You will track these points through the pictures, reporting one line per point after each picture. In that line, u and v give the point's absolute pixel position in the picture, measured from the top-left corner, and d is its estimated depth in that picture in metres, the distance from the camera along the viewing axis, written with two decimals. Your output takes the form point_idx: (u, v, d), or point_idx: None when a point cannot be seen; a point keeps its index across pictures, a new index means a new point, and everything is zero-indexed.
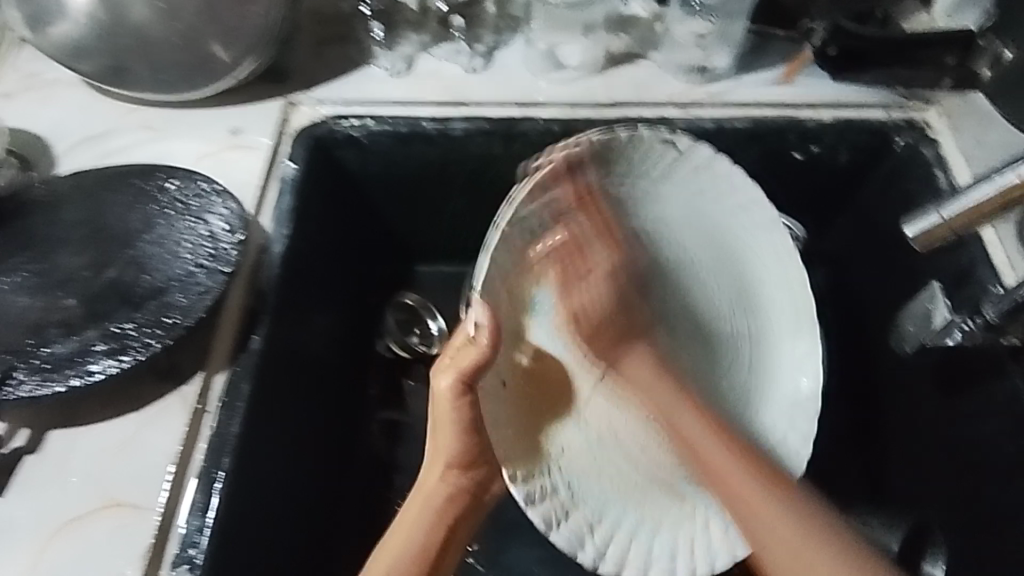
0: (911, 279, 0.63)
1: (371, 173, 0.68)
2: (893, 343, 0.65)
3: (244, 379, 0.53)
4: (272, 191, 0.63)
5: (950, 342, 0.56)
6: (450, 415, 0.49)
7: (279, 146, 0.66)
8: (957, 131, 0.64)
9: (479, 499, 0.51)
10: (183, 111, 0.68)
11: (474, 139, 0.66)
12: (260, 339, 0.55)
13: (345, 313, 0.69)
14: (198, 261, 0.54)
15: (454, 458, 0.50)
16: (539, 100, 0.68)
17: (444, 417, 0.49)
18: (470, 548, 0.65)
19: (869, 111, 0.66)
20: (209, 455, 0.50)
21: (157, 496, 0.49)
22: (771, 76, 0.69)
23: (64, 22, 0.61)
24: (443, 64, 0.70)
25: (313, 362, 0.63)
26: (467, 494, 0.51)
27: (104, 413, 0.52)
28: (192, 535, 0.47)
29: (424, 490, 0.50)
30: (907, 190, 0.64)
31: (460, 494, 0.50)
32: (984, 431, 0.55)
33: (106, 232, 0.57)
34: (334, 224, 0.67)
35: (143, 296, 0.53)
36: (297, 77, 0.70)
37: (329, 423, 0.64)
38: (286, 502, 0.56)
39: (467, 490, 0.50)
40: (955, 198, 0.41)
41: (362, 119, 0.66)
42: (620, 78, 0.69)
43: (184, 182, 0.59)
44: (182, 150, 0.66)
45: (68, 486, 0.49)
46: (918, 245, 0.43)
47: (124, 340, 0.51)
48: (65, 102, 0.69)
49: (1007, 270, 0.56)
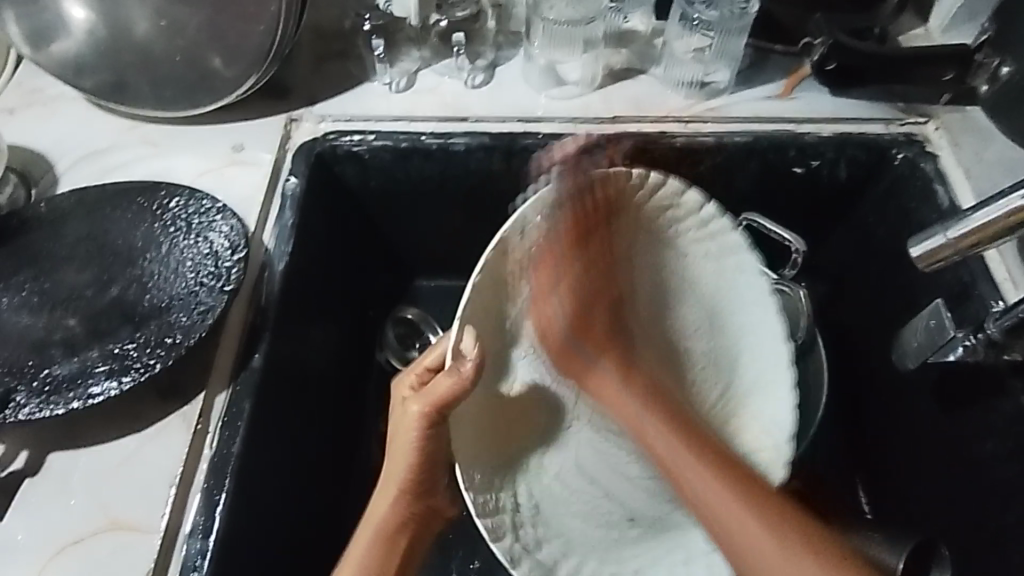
0: (912, 294, 0.63)
1: (372, 188, 0.68)
2: (895, 359, 0.64)
3: (245, 399, 0.52)
4: (273, 208, 0.63)
5: (952, 357, 0.57)
6: (411, 443, 0.47)
7: (280, 163, 0.66)
8: (956, 146, 0.64)
9: (428, 524, 0.52)
10: (183, 127, 0.68)
11: (475, 154, 0.67)
12: (262, 357, 0.54)
13: (345, 330, 0.69)
14: (200, 280, 0.54)
15: (411, 464, 0.48)
16: (540, 115, 0.68)
17: (408, 438, 0.47)
18: (471, 565, 0.64)
19: (868, 125, 0.67)
20: (210, 477, 0.50)
21: (157, 518, 0.48)
22: (771, 91, 0.70)
23: (66, 40, 0.61)
24: (443, 79, 0.71)
25: (313, 379, 0.62)
26: (413, 521, 0.50)
27: (105, 434, 0.52)
28: (194, 557, 0.47)
29: (377, 500, 0.50)
30: (907, 203, 0.64)
31: (411, 519, 0.50)
32: (989, 447, 0.55)
33: (109, 249, 0.57)
34: (334, 239, 0.67)
35: (145, 315, 0.53)
36: (298, 92, 0.70)
37: (325, 439, 0.63)
38: (286, 518, 0.56)
39: (417, 516, 0.50)
40: (961, 218, 0.41)
41: (363, 136, 0.66)
42: (622, 93, 0.70)
43: (185, 200, 0.58)
44: (184, 166, 0.66)
45: (69, 508, 0.49)
46: (921, 265, 0.43)
47: (126, 360, 0.50)
48: (66, 118, 0.69)
49: (1009, 287, 0.57)
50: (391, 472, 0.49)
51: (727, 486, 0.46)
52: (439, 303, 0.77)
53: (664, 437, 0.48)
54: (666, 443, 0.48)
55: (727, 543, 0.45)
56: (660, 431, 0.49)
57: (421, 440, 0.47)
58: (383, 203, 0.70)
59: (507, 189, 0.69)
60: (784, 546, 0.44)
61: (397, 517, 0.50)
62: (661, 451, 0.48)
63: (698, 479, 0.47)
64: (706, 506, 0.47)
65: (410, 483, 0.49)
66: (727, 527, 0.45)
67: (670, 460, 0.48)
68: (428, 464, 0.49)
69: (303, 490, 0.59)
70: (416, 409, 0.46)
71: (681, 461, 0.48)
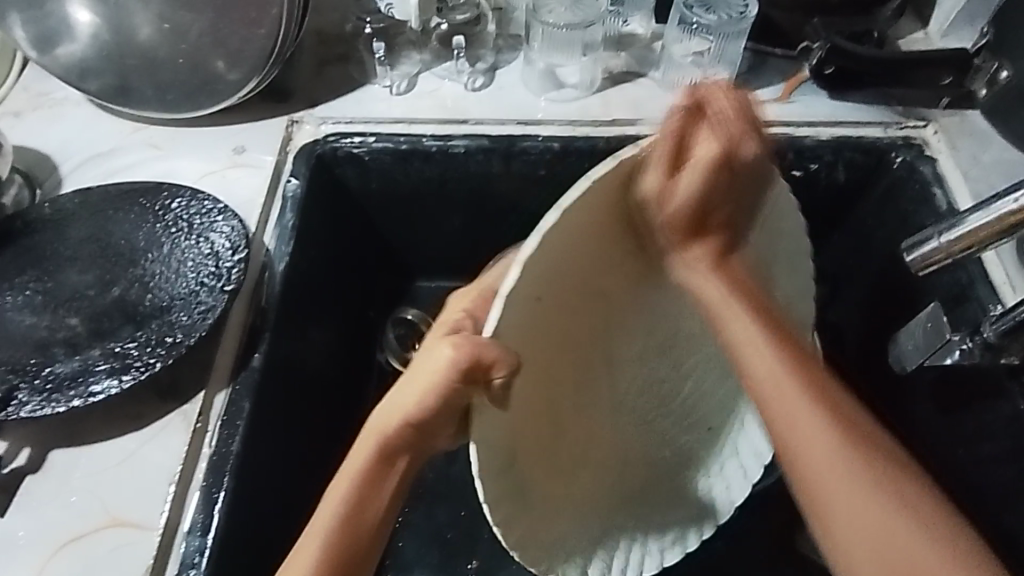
0: (910, 297, 0.64)
1: (373, 191, 0.69)
2: (893, 361, 0.65)
3: (244, 398, 0.53)
4: (273, 209, 0.64)
5: (949, 360, 0.57)
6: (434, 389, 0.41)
7: (281, 165, 0.66)
8: (954, 150, 0.64)
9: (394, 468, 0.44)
10: (186, 129, 0.69)
11: (474, 157, 0.67)
12: (262, 357, 0.55)
13: (345, 330, 0.70)
14: (201, 280, 0.55)
15: (416, 415, 0.42)
16: (539, 118, 0.68)
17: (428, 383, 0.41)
18: (469, 564, 0.65)
19: (866, 128, 0.67)
20: (209, 474, 0.50)
21: (157, 516, 0.49)
22: (770, 95, 0.70)
23: (72, 43, 0.62)
24: (444, 82, 0.71)
25: (312, 378, 0.63)
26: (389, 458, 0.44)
27: (105, 433, 0.52)
28: (192, 555, 0.47)
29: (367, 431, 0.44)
30: (904, 207, 0.64)
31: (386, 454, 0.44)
32: (985, 450, 0.56)
33: (112, 250, 0.57)
34: (334, 239, 0.67)
35: (146, 315, 0.53)
36: (299, 95, 0.71)
37: (324, 437, 0.64)
38: (284, 516, 0.57)
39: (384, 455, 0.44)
40: (954, 222, 0.41)
41: (363, 137, 0.67)
42: (620, 96, 0.70)
43: (187, 202, 0.59)
44: (187, 167, 0.66)
45: (70, 505, 0.49)
46: (918, 270, 0.43)
47: (127, 359, 0.51)
48: (71, 120, 0.70)
49: (1006, 289, 0.57)
50: (393, 406, 0.43)
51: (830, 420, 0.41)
52: (440, 304, 0.78)
53: (781, 361, 0.43)
54: (767, 357, 0.43)
55: (814, 462, 0.40)
56: (778, 358, 0.43)
57: (443, 395, 0.41)
58: (383, 205, 0.71)
59: (507, 191, 0.70)
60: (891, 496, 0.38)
61: (391, 450, 0.44)
62: (761, 370, 0.43)
63: (791, 410, 0.41)
64: (796, 430, 0.41)
65: (416, 423, 0.43)
66: (812, 454, 0.40)
67: (772, 374, 0.43)
68: (433, 419, 0.43)
69: (302, 487, 0.60)
70: (445, 354, 0.40)
71: (785, 397, 0.42)
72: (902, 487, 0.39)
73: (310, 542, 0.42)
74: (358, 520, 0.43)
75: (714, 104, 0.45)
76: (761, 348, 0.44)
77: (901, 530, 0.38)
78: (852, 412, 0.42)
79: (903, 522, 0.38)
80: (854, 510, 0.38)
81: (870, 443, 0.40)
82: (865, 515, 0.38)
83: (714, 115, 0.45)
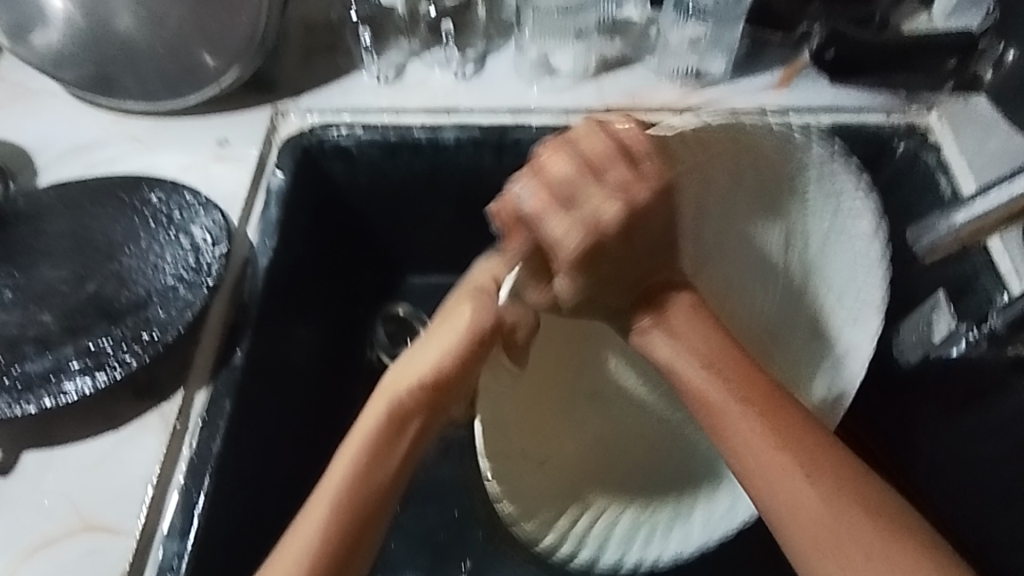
0: (913, 289, 0.62)
1: (360, 184, 0.67)
2: (893, 354, 0.62)
3: (226, 396, 0.51)
4: (257, 202, 0.62)
5: (954, 351, 0.55)
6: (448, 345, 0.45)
7: (265, 157, 0.64)
8: (959, 136, 0.62)
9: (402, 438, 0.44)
10: (167, 120, 0.67)
11: (464, 148, 0.65)
12: (243, 355, 0.53)
13: (333, 326, 0.68)
14: (179, 275, 0.53)
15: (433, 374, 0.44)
16: (531, 107, 0.66)
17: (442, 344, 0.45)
18: (461, 565, 0.64)
19: (868, 115, 0.64)
20: (189, 476, 0.48)
21: (133, 519, 0.47)
22: (768, 82, 0.68)
23: (47, 30, 0.60)
24: (433, 71, 0.69)
25: (298, 376, 0.61)
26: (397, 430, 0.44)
27: (80, 433, 0.50)
28: (171, 559, 0.45)
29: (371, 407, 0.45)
30: (908, 195, 0.62)
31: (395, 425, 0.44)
32: (990, 447, 0.54)
33: (88, 243, 0.55)
34: (321, 233, 0.66)
35: (122, 310, 0.52)
36: (285, 86, 0.69)
37: (312, 436, 0.63)
38: (269, 517, 0.55)
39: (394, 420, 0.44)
40: (963, 207, 0.40)
41: (350, 128, 0.64)
42: (614, 84, 0.68)
43: (166, 194, 0.57)
44: (168, 159, 0.64)
45: (42, 508, 0.48)
46: (923, 257, 0.42)
47: (101, 357, 0.49)
48: (49, 112, 0.68)
49: (1013, 277, 0.54)
50: (407, 368, 0.45)
51: (812, 467, 0.40)
52: (431, 300, 0.76)
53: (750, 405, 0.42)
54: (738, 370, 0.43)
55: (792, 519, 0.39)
56: (746, 397, 0.42)
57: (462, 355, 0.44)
58: (372, 199, 0.69)
59: (498, 183, 0.68)
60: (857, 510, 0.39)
61: (404, 416, 0.44)
62: (737, 424, 0.42)
63: (780, 460, 0.40)
64: (778, 480, 0.40)
65: (433, 385, 0.44)
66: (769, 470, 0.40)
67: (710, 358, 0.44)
68: (454, 376, 0.45)
69: (286, 488, 0.58)
70: (463, 318, 0.45)
71: (736, 406, 0.42)
72: (865, 498, 0.40)
73: (315, 513, 0.41)
74: (368, 483, 0.42)
75: (620, 142, 0.42)
76: (733, 405, 0.42)
77: (846, 527, 0.39)
78: (827, 446, 0.41)
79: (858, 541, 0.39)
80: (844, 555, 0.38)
81: (846, 476, 0.40)
82: (842, 554, 0.38)
83: (639, 164, 0.42)
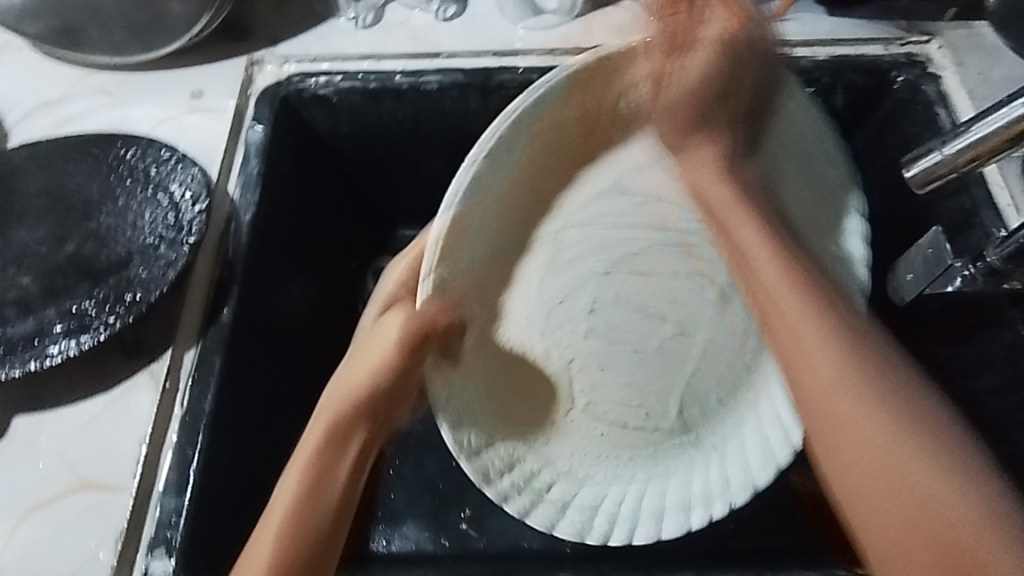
0: (911, 225, 0.61)
1: (342, 134, 0.65)
2: (890, 293, 0.62)
3: (215, 354, 0.50)
4: (236, 156, 0.60)
5: (951, 288, 0.54)
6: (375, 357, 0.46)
7: (243, 108, 0.62)
8: (960, 66, 0.60)
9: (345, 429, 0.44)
10: (137, 74, 0.64)
11: (448, 93, 0.63)
12: (231, 312, 0.52)
13: (323, 282, 0.67)
14: (159, 233, 0.52)
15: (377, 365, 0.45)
16: (517, 48, 0.64)
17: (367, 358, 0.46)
18: (461, 514, 0.64)
19: (866, 47, 0.62)
20: (183, 434, 0.48)
21: (128, 478, 0.47)
22: (767, 12, 0.63)
23: None
24: (413, 13, 0.66)
25: (290, 333, 0.61)
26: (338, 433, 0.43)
27: (70, 395, 0.50)
28: (169, 515, 0.46)
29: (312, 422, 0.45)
30: (906, 129, 0.60)
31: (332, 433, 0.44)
32: (985, 380, 0.54)
33: (63, 203, 0.54)
34: (305, 188, 0.64)
35: (103, 271, 0.51)
36: (258, 33, 0.66)
37: (307, 391, 0.63)
38: (265, 470, 0.55)
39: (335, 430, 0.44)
40: (958, 133, 0.38)
41: (329, 76, 0.62)
42: (603, 21, 0.65)
43: (142, 150, 0.55)
44: (141, 114, 0.62)
45: (36, 471, 0.48)
46: (918, 186, 0.40)
47: (84, 318, 0.49)
48: (13, 69, 0.65)
49: (1011, 212, 0.54)
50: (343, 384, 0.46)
51: (846, 357, 0.37)
52: None
53: (798, 297, 0.41)
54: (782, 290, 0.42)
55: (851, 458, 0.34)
56: (795, 292, 0.41)
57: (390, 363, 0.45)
58: (356, 149, 0.66)
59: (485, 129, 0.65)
60: (906, 430, 0.34)
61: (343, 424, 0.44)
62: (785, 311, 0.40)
63: (819, 350, 0.38)
64: (819, 393, 0.36)
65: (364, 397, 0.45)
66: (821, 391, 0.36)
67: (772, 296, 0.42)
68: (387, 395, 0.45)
69: (283, 443, 0.58)
70: (388, 328, 0.47)
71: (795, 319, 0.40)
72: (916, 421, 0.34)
73: (270, 530, 0.40)
74: (321, 501, 0.41)
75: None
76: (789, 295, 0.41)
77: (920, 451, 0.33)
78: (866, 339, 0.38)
79: (922, 460, 0.32)
80: (884, 442, 0.33)
81: (883, 363, 0.36)
82: (875, 439, 0.34)
83: None
